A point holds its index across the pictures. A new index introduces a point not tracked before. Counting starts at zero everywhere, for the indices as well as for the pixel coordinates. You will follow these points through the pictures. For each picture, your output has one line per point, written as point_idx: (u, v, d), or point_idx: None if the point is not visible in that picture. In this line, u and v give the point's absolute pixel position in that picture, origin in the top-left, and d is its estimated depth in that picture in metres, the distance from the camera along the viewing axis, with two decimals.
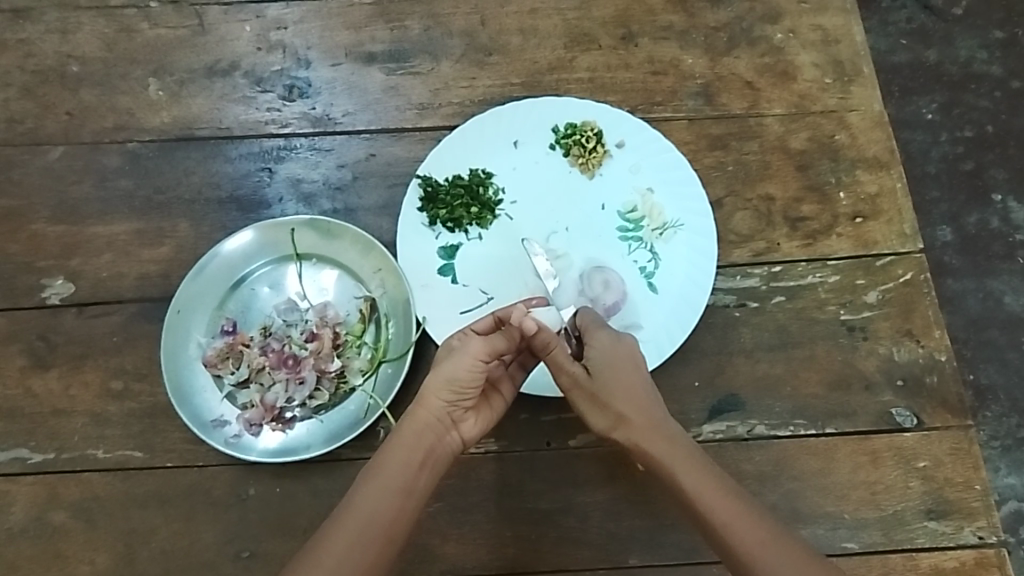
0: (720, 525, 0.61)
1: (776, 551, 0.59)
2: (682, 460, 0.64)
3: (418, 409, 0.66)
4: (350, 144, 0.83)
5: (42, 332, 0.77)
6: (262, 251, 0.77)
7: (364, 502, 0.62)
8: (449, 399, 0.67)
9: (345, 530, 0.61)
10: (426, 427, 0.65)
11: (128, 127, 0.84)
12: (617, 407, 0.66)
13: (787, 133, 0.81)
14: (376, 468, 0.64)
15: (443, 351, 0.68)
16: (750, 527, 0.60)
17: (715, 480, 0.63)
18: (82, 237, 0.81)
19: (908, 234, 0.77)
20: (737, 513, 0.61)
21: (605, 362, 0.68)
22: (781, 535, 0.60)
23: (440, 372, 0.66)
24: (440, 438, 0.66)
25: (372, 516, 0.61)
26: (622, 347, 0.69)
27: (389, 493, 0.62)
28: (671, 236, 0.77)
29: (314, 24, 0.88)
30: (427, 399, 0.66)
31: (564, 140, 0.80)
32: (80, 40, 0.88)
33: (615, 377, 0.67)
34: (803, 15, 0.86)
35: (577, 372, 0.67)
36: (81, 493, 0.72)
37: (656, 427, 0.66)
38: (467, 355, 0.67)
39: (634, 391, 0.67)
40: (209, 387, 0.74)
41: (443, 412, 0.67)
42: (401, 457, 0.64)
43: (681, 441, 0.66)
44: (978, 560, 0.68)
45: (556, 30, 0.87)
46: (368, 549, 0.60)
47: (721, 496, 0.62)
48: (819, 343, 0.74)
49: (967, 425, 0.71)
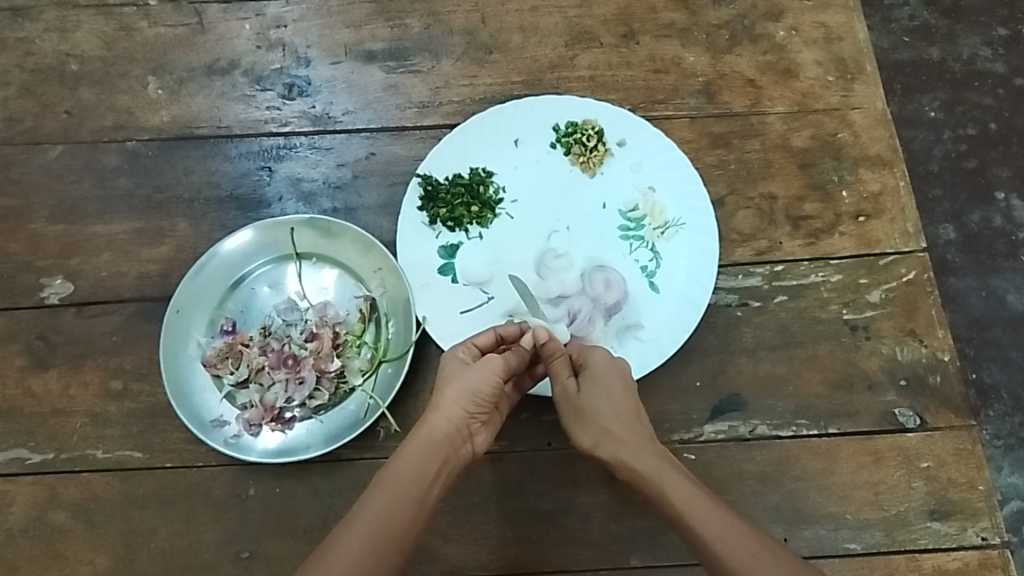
0: (707, 537, 0.59)
1: (767, 561, 0.57)
2: (669, 474, 0.63)
3: (435, 418, 0.65)
4: (351, 143, 0.82)
5: (42, 332, 0.77)
6: (262, 251, 0.77)
7: (376, 511, 0.60)
8: (470, 411, 0.66)
9: (356, 537, 0.59)
10: (444, 436, 0.65)
11: (127, 127, 0.84)
12: (603, 423, 0.66)
13: (789, 131, 0.81)
14: (388, 477, 0.63)
15: (452, 364, 0.68)
16: (741, 539, 0.58)
17: (703, 494, 0.62)
18: (80, 236, 0.80)
19: (911, 233, 0.77)
20: (727, 526, 0.59)
21: (597, 377, 0.67)
22: (772, 546, 0.59)
23: (461, 383, 0.66)
24: (458, 448, 0.66)
25: (384, 524, 0.60)
26: (616, 365, 0.69)
27: (404, 503, 0.61)
28: (673, 235, 0.76)
29: (314, 22, 0.87)
30: (445, 408, 0.66)
31: (565, 139, 0.80)
32: (79, 39, 0.87)
33: (604, 393, 0.67)
34: (806, 12, 0.86)
35: (570, 386, 0.68)
36: (81, 494, 0.72)
37: (643, 444, 0.65)
38: (488, 368, 0.67)
39: (624, 409, 0.67)
40: (208, 387, 0.73)
41: (461, 423, 0.66)
42: (413, 465, 0.63)
43: (669, 459, 0.65)
44: (982, 561, 0.67)
45: (557, 28, 0.86)
46: (379, 559, 0.59)
47: (710, 508, 0.60)
48: (821, 343, 0.74)
49: (971, 425, 0.71)
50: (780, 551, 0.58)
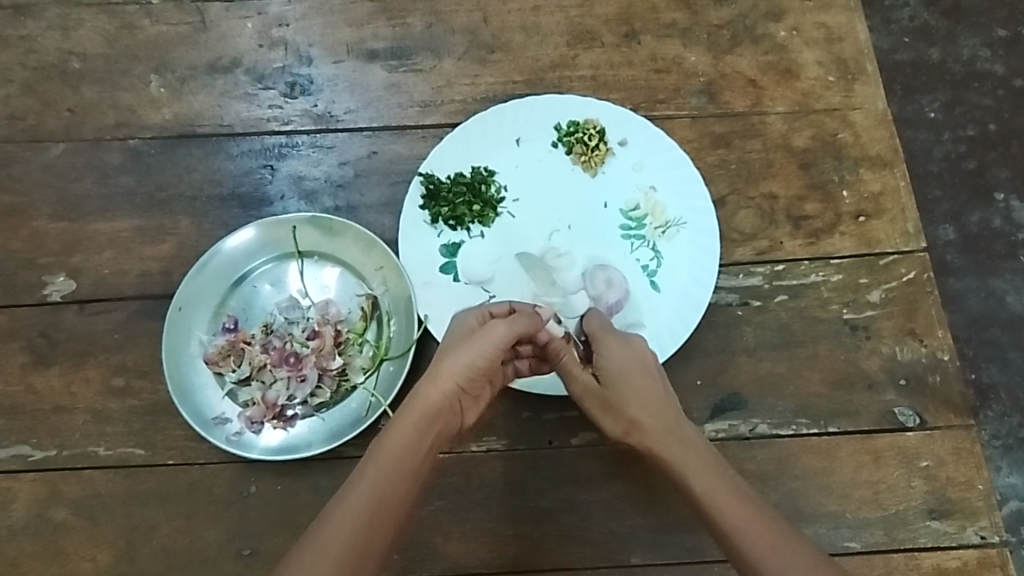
0: (729, 529, 0.58)
1: (787, 555, 0.56)
2: (695, 463, 0.62)
3: (428, 389, 0.64)
4: (353, 141, 0.82)
5: (44, 329, 0.77)
6: (264, 249, 0.77)
7: (370, 484, 0.59)
8: (463, 386, 0.65)
9: (350, 512, 0.58)
10: (438, 410, 0.64)
11: (129, 125, 0.84)
12: (631, 413, 0.65)
13: (790, 131, 0.81)
14: (381, 453, 0.61)
15: (452, 338, 0.67)
16: (762, 532, 0.58)
17: (726, 483, 0.61)
18: (82, 234, 0.80)
19: (911, 233, 0.77)
20: (749, 517, 0.59)
21: (617, 364, 0.66)
22: (794, 540, 0.57)
23: (459, 358, 0.65)
24: (449, 422, 0.65)
25: (379, 499, 0.59)
26: (635, 349, 0.67)
27: (397, 476, 0.60)
28: (674, 234, 0.77)
29: (315, 21, 0.88)
30: (439, 380, 0.64)
31: (567, 138, 0.80)
32: (81, 37, 0.87)
33: (626, 381, 0.65)
34: (807, 13, 0.86)
35: (588, 380, 0.67)
36: (82, 491, 0.72)
37: (667, 431, 0.64)
38: (486, 344, 0.65)
39: (649, 396, 0.65)
40: (210, 385, 0.74)
41: (454, 397, 0.65)
42: (407, 440, 0.62)
43: (697, 445, 0.64)
44: (981, 560, 0.68)
45: (559, 28, 0.86)
46: (374, 534, 0.57)
47: (733, 499, 0.60)
48: (821, 343, 0.74)
49: (970, 425, 0.71)
50: (798, 546, 0.57)
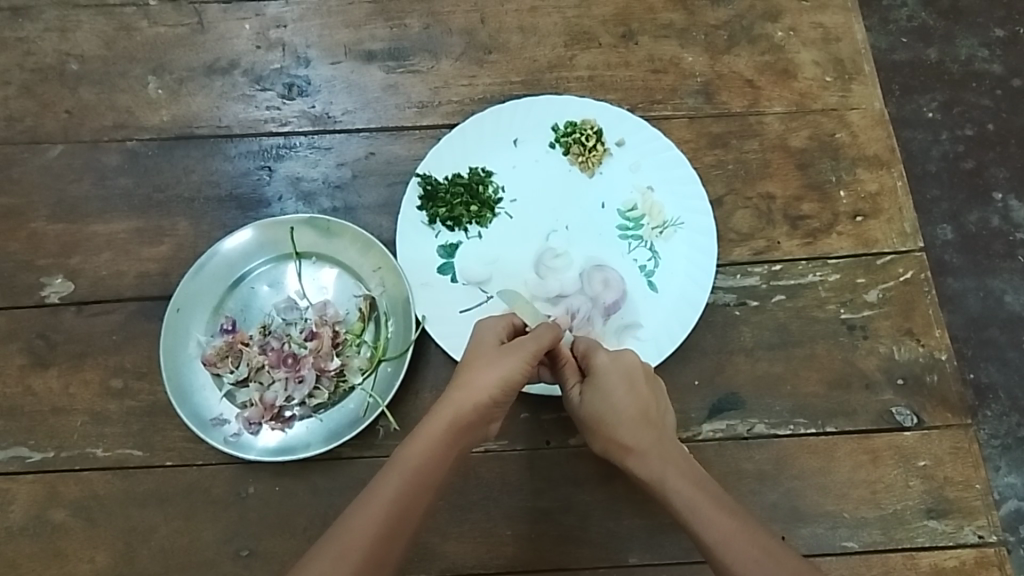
0: (710, 543, 0.57)
1: (768, 566, 0.55)
2: (675, 480, 0.61)
3: (468, 397, 0.62)
4: (351, 142, 0.82)
5: (42, 330, 0.77)
6: (262, 250, 0.77)
7: (391, 492, 0.57)
8: (496, 398, 0.63)
9: (370, 519, 0.56)
10: (472, 423, 0.62)
11: (127, 126, 0.84)
12: (610, 433, 0.65)
13: (787, 132, 0.81)
14: (409, 459, 0.58)
15: (479, 352, 0.65)
16: (744, 544, 0.56)
17: (709, 497, 0.60)
18: (81, 235, 0.80)
19: (908, 233, 0.77)
20: (733, 530, 0.57)
21: (602, 381, 0.66)
22: (774, 551, 0.56)
23: (499, 371, 0.63)
24: (476, 433, 0.63)
25: (399, 507, 0.57)
26: (620, 366, 0.67)
27: (420, 486, 0.58)
28: (670, 234, 0.77)
29: (313, 22, 0.88)
30: (479, 393, 0.62)
31: (564, 139, 0.80)
32: (79, 39, 0.88)
33: (608, 400, 0.65)
34: (804, 13, 0.86)
35: (575, 396, 0.68)
36: (80, 492, 0.72)
37: (649, 451, 0.63)
38: (518, 357, 0.64)
39: (631, 416, 0.65)
40: (208, 386, 0.74)
41: (486, 409, 0.63)
42: (438, 450, 0.59)
43: (681, 462, 0.63)
44: (978, 559, 0.68)
45: (556, 28, 0.86)
46: (392, 544, 0.56)
47: (715, 514, 0.58)
48: (819, 343, 0.74)
49: (968, 425, 0.71)
50: (781, 555, 0.55)
